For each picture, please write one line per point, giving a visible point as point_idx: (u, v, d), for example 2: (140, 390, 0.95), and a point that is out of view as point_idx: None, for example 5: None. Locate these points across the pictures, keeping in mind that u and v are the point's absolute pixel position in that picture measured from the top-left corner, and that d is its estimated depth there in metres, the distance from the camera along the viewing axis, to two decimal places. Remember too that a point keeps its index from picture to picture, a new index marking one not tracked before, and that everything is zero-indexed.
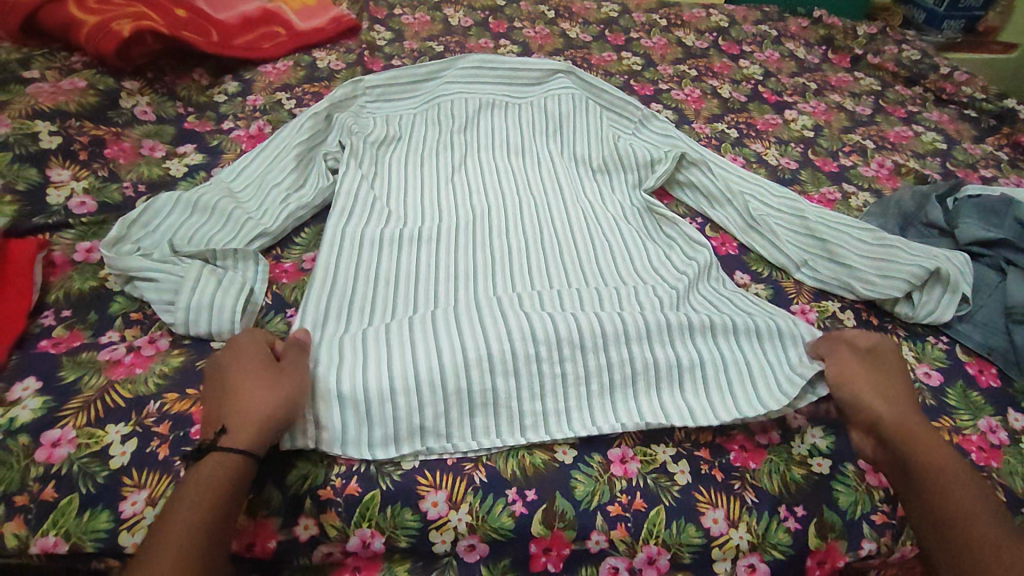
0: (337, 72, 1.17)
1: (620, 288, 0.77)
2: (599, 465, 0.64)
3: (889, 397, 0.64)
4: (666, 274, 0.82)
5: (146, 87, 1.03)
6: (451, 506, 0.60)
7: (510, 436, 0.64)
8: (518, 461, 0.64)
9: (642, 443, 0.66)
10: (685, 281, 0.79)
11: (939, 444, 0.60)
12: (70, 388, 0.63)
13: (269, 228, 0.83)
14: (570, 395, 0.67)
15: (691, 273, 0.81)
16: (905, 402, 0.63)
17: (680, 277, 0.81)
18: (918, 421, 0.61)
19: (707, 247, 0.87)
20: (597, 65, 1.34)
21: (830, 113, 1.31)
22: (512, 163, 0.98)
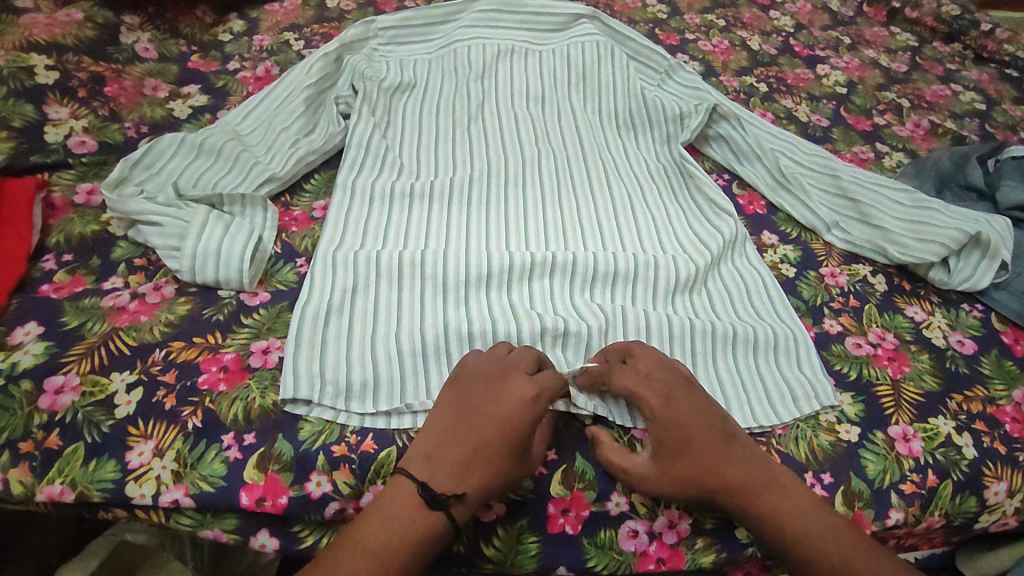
0: (348, 12, 1.11)
1: (638, 256, 0.73)
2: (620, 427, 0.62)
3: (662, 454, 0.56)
4: (689, 244, 0.78)
5: (147, 23, 0.97)
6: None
7: None
8: None
9: None
10: (708, 256, 0.76)
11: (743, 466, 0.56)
12: (73, 333, 0.61)
13: (278, 172, 0.79)
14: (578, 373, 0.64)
15: (715, 247, 0.77)
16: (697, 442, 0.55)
17: (704, 250, 0.77)
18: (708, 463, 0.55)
19: (734, 217, 0.82)
20: (620, 13, 1.28)
21: (864, 69, 1.24)
22: (531, 114, 0.93)
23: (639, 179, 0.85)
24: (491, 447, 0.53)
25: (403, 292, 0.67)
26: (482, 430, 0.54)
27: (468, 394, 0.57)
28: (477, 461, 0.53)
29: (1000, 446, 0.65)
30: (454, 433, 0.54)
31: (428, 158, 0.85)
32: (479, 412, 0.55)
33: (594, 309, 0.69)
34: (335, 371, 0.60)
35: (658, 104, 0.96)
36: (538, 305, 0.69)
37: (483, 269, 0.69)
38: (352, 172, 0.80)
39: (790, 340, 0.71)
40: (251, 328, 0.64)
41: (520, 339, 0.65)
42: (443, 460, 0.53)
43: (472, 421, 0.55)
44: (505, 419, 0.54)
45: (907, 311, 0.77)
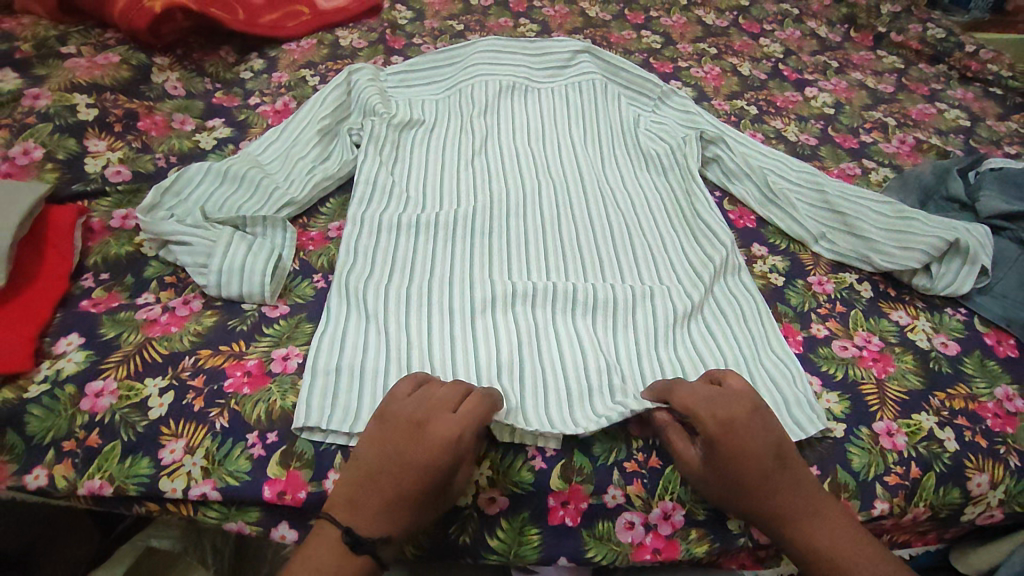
0: (360, 50, 1.21)
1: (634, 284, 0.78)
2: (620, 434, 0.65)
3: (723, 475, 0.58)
4: (684, 271, 0.82)
5: (176, 63, 1.05)
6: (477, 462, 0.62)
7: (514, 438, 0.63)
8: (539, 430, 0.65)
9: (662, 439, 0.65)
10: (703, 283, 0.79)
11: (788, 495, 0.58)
12: (111, 343, 0.66)
13: (296, 197, 0.85)
14: (574, 403, 0.67)
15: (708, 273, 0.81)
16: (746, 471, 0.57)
17: (697, 276, 0.80)
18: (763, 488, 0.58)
19: (730, 246, 0.85)
20: (616, 44, 1.36)
21: (851, 90, 1.30)
22: (533, 148, 0.99)
23: (634, 205, 0.91)
24: (412, 494, 0.55)
25: (411, 316, 0.72)
26: (393, 481, 0.55)
27: (389, 440, 0.57)
28: (398, 509, 0.55)
29: (982, 439, 0.68)
30: (374, 481, 0.55)
31: (435, 187, 0.91)
32: (397, 461, 0.56)
33: (593, 336, 0.72)
34: (349, 391, 0.64)
35: (651, 140, 1.02)
36: (539, 328, 0.73)
37: (487, 297, 0.74)
38: (361, 197, 0.86)
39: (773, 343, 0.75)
40: (272, 337, 0.69)
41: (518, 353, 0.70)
42: (364, 508, 0.55)
43: (395, 463, 0.55)
44: (417, 470, 0.55)
45: (892, 316, 0.81)
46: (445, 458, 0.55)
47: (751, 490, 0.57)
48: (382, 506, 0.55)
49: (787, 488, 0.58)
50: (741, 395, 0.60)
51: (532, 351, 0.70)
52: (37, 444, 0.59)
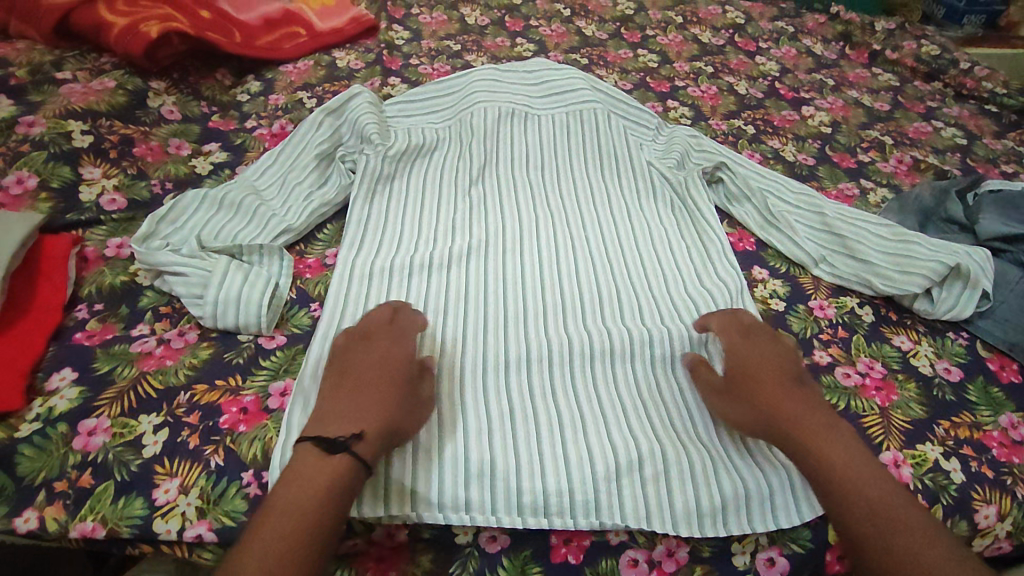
0: (357, 72, 1.22)
1: (623, 318, 0.79)
2: (616, 468, 0.64)
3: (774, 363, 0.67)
4: (678, 301, 0.83)
5: (172, 87, 1.05)
6: (469, 520, 0.61)
7: (509, 484, 0.63)
8: (532, 469, 0.64)
9: (655, 475, 0.64)
10: (695, 314, 0.80)
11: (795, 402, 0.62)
12: (104, 378, 0.65)
13: (293, 224, 0.85)
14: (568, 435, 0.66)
15: (699, 305, 0.82)
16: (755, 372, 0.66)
17: (690, 306, 0.82)
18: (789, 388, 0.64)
19: (736, 280, 0.86)
20: (612, 63, 1.36)
21: (848, 109, 1.30)
22: (531, 177, 1.01)
23: (629, 233, 0.93)
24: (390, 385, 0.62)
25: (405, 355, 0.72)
26: (369, 376, 0.62)
27: (376, 349, 0.66)
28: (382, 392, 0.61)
29: (988, 470, 0.67)
30: (360, 386, 0.61)
31: (433, 218, 0.91)
32: (374, 362, 0.64)
33: (586, 367, 0.73)
34: None
35: (646, 171, 1.05)
36: (533, 358, 0.74)
37: (480, 333, 0.76)
38: (357, 231, 0.87)
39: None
40: (270, 370, 0.69)
41: (514, 388, 0.70)
42: (355, 405, 0.60)
43: (382, 361, 0.64)
44: (385, 362, 0.64)
45: (893, 341, 0.81)
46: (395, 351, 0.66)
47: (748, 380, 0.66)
48: (369, 407, 0.59)
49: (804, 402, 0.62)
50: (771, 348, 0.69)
51: (528, 386, 0.71)
52: (28, 485, 0.58)
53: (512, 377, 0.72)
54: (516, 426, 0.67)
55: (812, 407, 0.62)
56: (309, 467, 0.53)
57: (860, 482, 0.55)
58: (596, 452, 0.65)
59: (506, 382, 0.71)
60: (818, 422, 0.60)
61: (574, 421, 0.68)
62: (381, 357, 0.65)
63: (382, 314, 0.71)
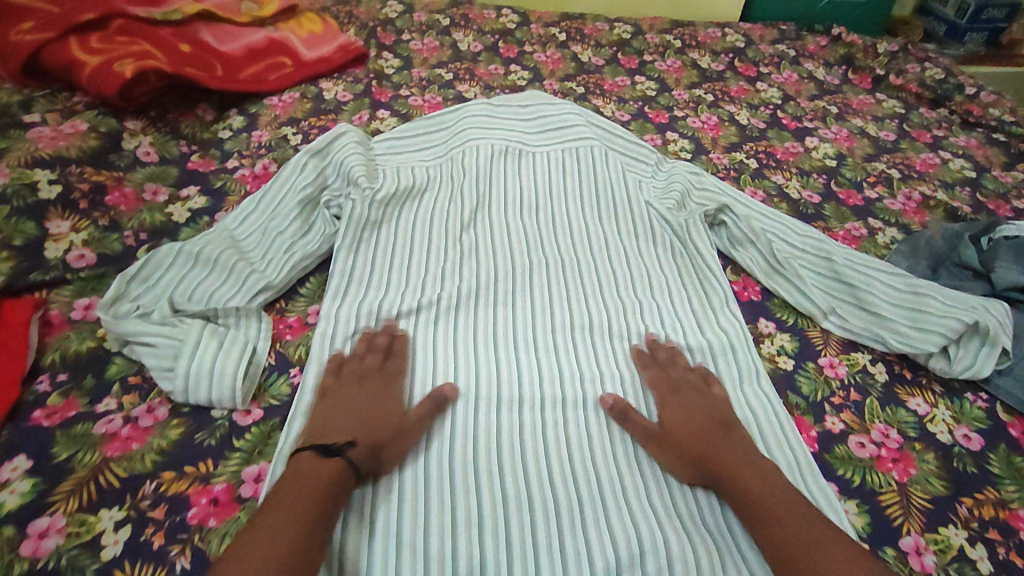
0: (344, 104, 1.18)
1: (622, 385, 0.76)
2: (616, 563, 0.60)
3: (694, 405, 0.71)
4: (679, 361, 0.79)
5: (149, 126, 1.00)
6: None
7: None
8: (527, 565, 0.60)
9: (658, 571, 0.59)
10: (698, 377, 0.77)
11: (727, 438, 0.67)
12: (63, 467, 0.60)
13: (274, 281, 0.81)
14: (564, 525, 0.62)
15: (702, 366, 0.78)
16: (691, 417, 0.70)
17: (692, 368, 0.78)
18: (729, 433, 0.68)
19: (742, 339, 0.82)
20: (609, 91, 1.32)
21: (853, 139, 1.26)
22: (525, 221, 0.97)
23: (627, 284, 0.89)
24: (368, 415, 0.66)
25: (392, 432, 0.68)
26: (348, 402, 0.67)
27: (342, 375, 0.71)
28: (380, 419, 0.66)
29: (1016, 557, 0.63)
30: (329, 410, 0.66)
31: (422, 269, 0.88)
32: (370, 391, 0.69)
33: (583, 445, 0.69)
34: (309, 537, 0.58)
35: (644, 212, 1.01)
36: (528, 434, 0.70)
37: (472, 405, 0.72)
38: (340, 286, 0.83)
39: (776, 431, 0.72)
40: (244, 452, 0.64)
41: (507, 468, 0.67)
42: (325, 426, 0.64)
43: (376, 390, 0.69)
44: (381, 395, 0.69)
45: (909, 404, 0.76)
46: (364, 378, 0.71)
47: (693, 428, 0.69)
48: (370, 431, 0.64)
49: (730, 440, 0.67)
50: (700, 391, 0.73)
51: (521, 461, 0.67)
52: None
53: (505, 449, 0.68)
54: (507, 509, 0.63)
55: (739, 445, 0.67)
56: (306, 466, 0.57)
57: (774, 506, 0.60)
58: (595, 543, 0.61)
59: (498, 459, 0.67)
60: (747, 461, 0.64)
61: (569, 507, 0.64)
62: (348, 382, 0.70)
63: (371, 359, 0.73)
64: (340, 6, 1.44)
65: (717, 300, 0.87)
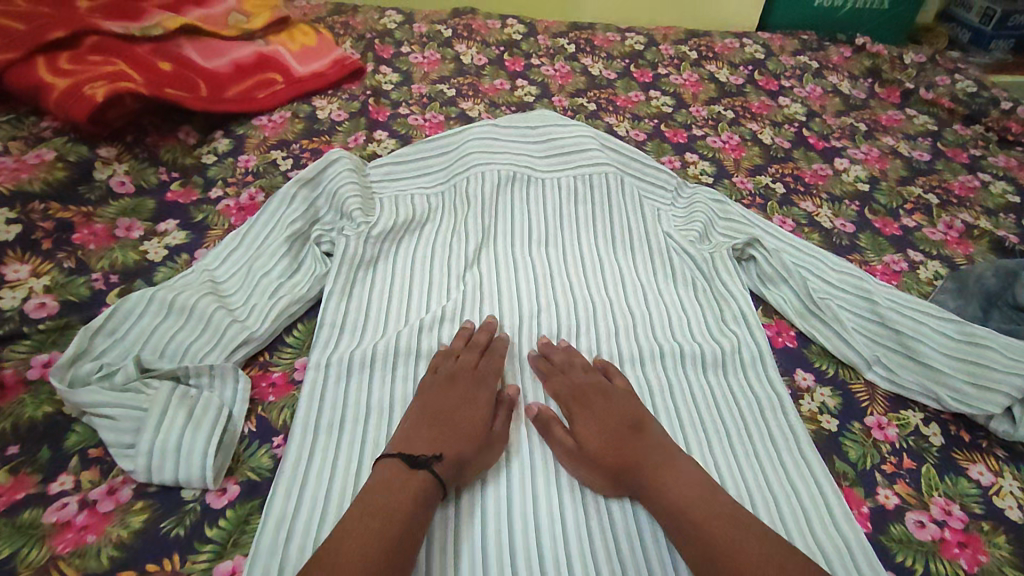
0: (339, 124, 1.10)
1: None
2: None
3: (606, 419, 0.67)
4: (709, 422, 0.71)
5: (125, 152, 0.93)
6: None
7: None
8: None
9: None
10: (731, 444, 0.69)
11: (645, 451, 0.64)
12: (4, 566, 0.52)
13: (256, 332, 0.73)
14: None
15: (733, 430, 0.70)
16: (618, 423, 0.67)
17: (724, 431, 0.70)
18: (626, 436, 0.65)
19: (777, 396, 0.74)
20: (622, 108, 1.23)
21: (885, 160, 1.17)
22: (535, 258, 0.89)
23: (648, 330, 0.81)
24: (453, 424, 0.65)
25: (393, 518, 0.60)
26: (439, 410, 0.67)
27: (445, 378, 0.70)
28: (461, 428, 0.65)
29: None
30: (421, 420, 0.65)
31: (422, 310, 0.80)
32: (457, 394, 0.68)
33: (605, 528, 0.62)
34: None
35: (665, 246, 0.92)
36: (545, 517, 0.62)
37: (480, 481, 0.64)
38: (331, 338, 0.75)
39: (812, 483, 0.66)
40: (217, 543, 0.56)
41: (515, 489, 0.64)
42: (418, 436, 0.64)
43: (466, 395, 0.68)
44: (472, 403, 0.68)
45: (971, 472, 0.68)
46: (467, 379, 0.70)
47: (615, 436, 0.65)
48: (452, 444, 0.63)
49: (649, 453, 0.64)
50: (597, 390, 0.70)
51: (531, 494, 0.64)
52: None
53: (513, 477, 0.65)
54: (516, 544, 0.60)
55: (661, 457, 0.63)
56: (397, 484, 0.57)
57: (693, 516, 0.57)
58: None
59: (507, 486, 0.64)
60: (666, 466, 0.62)
61: None
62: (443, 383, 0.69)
63: (467, 360, 0.72)
64: (335, 17, 1.36)
65: (750, 356, 0.78)
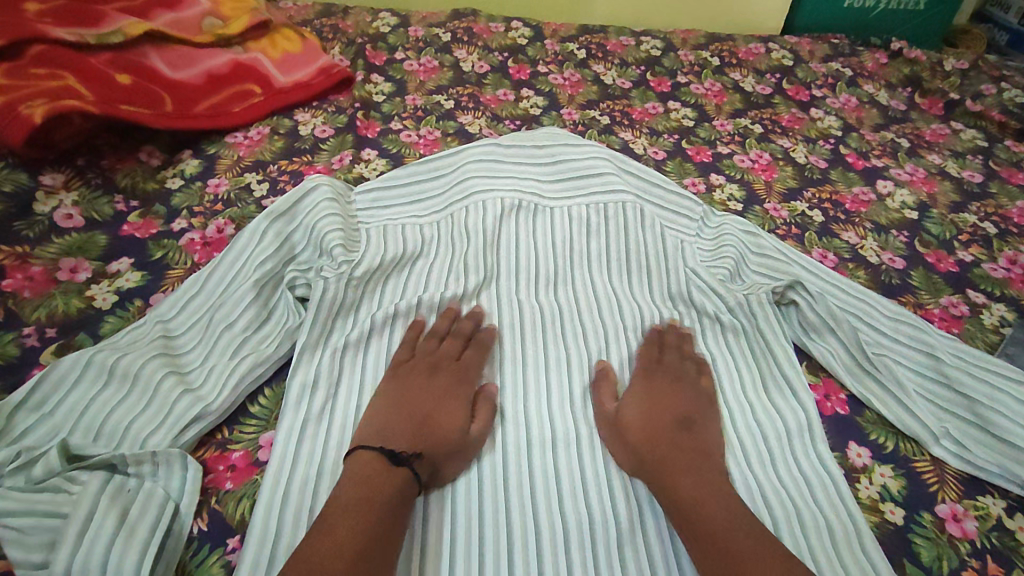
0: (323, 142, 0.98)
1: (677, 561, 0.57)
2: None
3: (653, 401, 0.65)
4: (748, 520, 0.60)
5: (76, 179, 0.82)
6: None
7: None
8: None
9: None
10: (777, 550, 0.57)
11: (673, 439, 0.61)
12: None
13: (210, 405, 0.62)
14: None
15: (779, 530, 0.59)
16: (670, 410, 0.64)
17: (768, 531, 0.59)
18: (666, 422, 0.63)
19: (829, 484, 0.63)
20: (639, 121, 1.11)
21: (932, 182, 1.05)
22: (543, 305, 0.77)
23: None
24: (430, 417, 0.63)
25: None
26: (412, 401, 0.64)
27: (423, 370, 0.68)
28: (438, 422, 0.63)
29: None
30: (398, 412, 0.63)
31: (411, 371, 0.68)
32: (431, 386, 0.66)
33: None
34: None
35: (692, 289, 0.80)
36: None
37: None
38: (305, 406, 0.64)
39: (850, 532, 0.59)
40: None
41: (514, 507, 0.59)
42: (392, 427, 0.61)
43: (440, 386, 0.66)
44: (448, 396, 0.66)
45: None
46: (439, 369, 0.68)
47: (652, 419, 0.63)
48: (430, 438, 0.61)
49: (684, 441, 0.61)
50: (665, 376, 0.68)
51: (535, 548, 0.57)
52: None
53: (513, 496, 0.60)
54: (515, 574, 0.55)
55: (695, 455, 0.60)
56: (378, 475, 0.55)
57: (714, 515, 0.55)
58: None
59: (506, 497, 0.60)
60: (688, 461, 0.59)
61: None
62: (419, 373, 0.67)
63: (451, 347, 0.70)
64: (324, 20, 1.24)
65: (794, 433, 0.67)
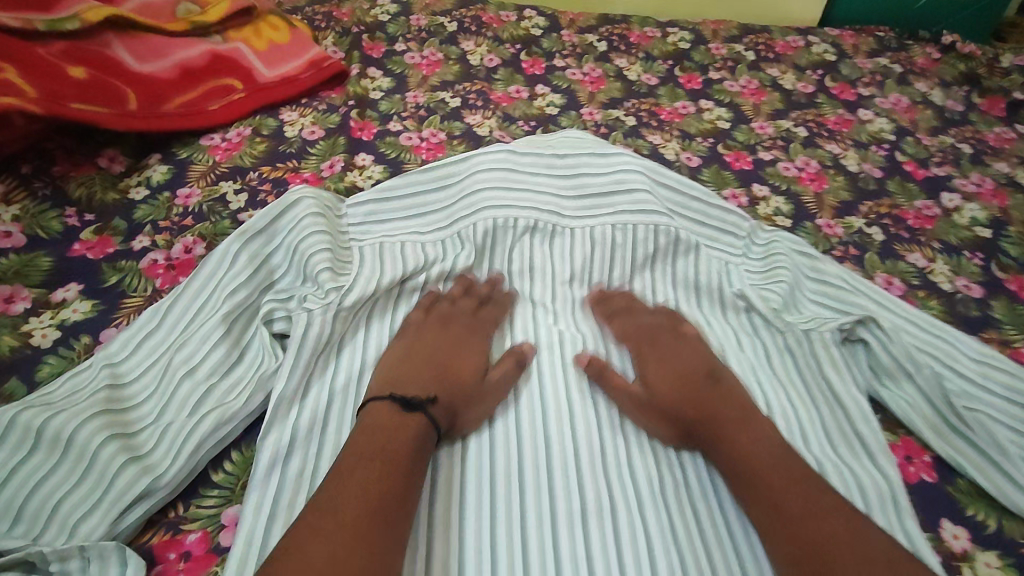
0: (311, 145, 0.86)
1: None
2: None
3: (664, 358, 0.62)
4: None
5: (22, 190, 0.72)
6: None
7: None
8: None
9: None
10: None
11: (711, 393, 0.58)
12: None
13: (160, 478, 0.50)
14: None
15: None
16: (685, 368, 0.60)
17: None
18: (683, 372, 0.60)
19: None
20: (668, 122, 0.99)
21: (1003, 194, 0.93)
22: (568, 347, 0.66)
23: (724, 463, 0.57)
24: (446, 367, 0.60)
25: None
26: (426, 355, 0.61)
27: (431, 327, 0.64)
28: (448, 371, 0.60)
29: None
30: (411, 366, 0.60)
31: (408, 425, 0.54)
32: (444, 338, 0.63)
33: None
34: None
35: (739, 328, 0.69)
36: None
37: None
38: (279, 475, 0.52)
39: None
40: None
41: None
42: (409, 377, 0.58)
43: (458, 340, 0.63)
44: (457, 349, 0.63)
45: None
46: (453, 323, 0.65)
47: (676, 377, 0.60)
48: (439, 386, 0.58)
49: (721, 395, 0.58)
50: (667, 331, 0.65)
51: None
52: None
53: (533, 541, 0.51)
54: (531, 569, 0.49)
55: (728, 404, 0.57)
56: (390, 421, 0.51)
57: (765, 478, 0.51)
58: None
59: None
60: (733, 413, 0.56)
61: None
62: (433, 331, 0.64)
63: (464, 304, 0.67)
64: (317, 7, 1.12)
65: (875, 504, 0.55)
